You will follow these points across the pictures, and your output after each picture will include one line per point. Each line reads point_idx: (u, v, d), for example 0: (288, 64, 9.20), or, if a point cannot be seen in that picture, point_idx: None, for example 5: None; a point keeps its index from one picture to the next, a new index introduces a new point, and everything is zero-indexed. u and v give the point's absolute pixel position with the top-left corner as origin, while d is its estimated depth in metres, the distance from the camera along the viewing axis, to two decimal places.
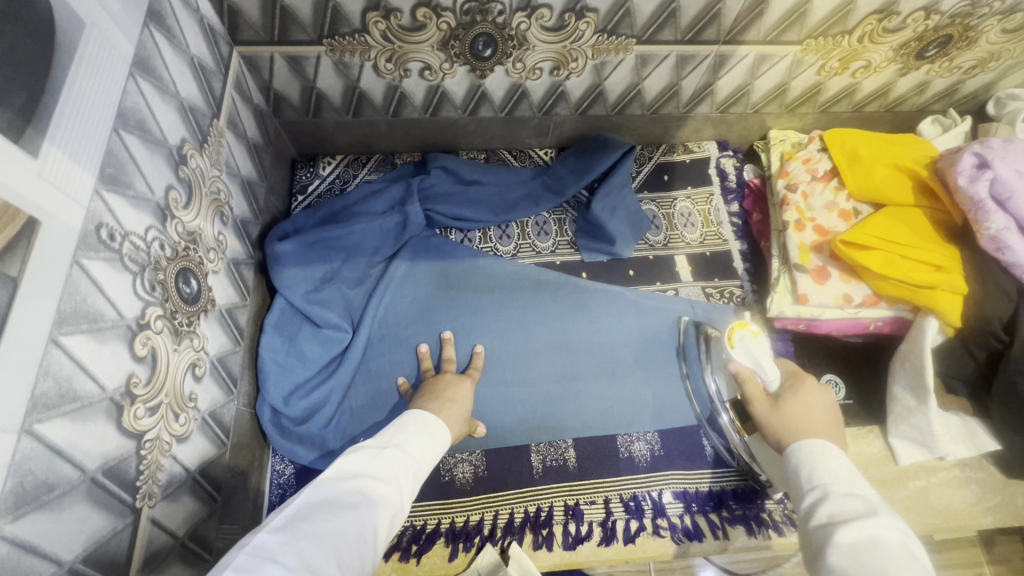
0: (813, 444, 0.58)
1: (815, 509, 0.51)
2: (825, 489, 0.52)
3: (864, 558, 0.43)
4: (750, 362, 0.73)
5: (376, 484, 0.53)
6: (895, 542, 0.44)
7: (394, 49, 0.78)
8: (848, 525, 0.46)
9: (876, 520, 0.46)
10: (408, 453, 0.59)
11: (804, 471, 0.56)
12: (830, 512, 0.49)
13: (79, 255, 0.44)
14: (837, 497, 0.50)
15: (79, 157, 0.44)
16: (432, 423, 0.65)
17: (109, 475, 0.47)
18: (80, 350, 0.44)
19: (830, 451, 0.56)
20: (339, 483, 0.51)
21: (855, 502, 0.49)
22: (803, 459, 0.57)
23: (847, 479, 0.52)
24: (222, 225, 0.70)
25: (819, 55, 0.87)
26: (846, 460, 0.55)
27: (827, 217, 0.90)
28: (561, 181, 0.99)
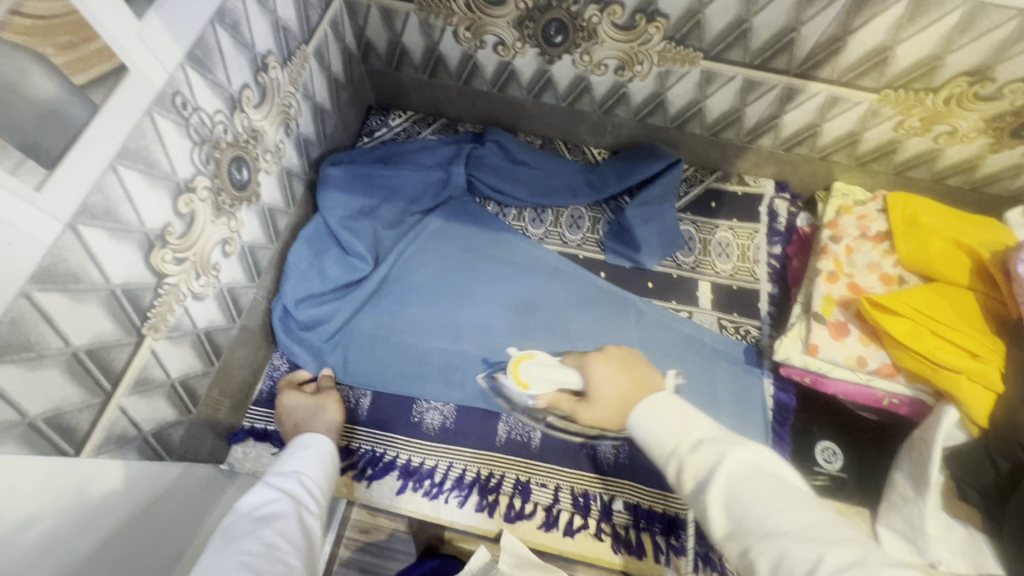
0: (645, 401, 0.58)
1: (680, 478, 0.52)
2: (676, 452, 0.53)
3: (742, 522, 0.46)
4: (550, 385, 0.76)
5: (268, 509, 0.56)
6: (749, 476, 0.48)
7: (474, 19, 0.86)
8: (712, 488, 0.48)
9: (722, 462, 0.49)
10: (293, 475, 0.62)
11: (652, 435, 0.56)
12: (694, 475, 0.50)
13: (152, 109, 0.54)
14: (689, 456, 0.52)
15: (175, 33, 0.54)
16: (312, 440, 0.69)
17: (127, 294, 0.56)
18: (132, 184, 0.53)
19: (658, 397, 0.57)
20: (223, 530, 0.52)
21: (703, 451, 0.51)
22: (644, 424, 0.56)
23: (679, 423, 0.54)
24: (285, 134, 0.80)
25: (898, 109, 0.83)
26: (669, 397, 0.58)
27: (867, 276, 0.85)
28: (604, 180, 1.02)
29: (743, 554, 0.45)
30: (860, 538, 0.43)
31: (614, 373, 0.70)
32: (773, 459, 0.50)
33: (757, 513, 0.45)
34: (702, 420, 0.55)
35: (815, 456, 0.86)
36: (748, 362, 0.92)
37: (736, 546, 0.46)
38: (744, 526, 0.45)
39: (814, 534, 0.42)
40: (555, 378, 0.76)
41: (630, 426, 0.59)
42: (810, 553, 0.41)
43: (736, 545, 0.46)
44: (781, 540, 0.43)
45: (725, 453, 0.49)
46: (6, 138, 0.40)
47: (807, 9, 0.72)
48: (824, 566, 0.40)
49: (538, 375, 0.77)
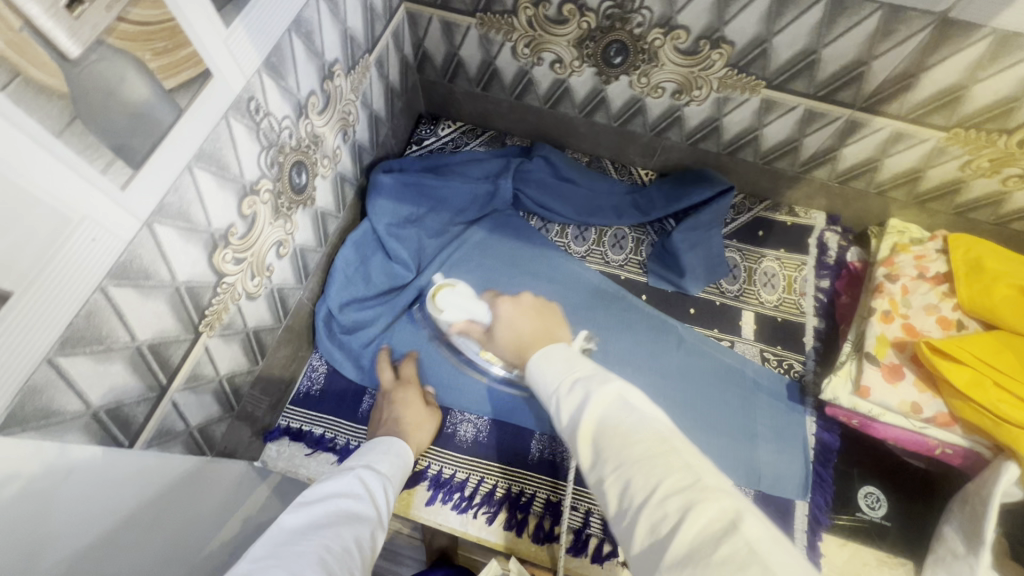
0: (542, 352, 0.61)
1: (557, 414, 0.53)
2: (558, 393, 0.55)
3: (602, 452, 0.47)
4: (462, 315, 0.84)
5: (349, 503, 0.58)
6: (613, 409, 0.49)
7: (534, 36, 0.86)
8: (580, 425, 0.49)
9: (595, 400, 0.50)
10: (378, 475, 0.65)
11: (542, 380, 0.58)
12: (568, 412, 0.52)
13: (229, 113, 0.55)
14: (565, 396, 0.54)
15: (256, 41, 0.55)
16: (397, 446, 0.72)
17: (189, 292, 0.57)
18: (204, 185, 0.54)
19: (548, 349, 0.60)
20: (308, 508, 0.55)
21: (579, 391, 0.52)
22: (537, 371, 0.59)
23: (566, 369, 0.57)
24: (342, 141, 0.81)
25: (966, 148, 0.80)
26: (563, 346, 0.60)
27: (924, 319, 0.82)
28: (651, 202, 1.01)
29: (599, 484, 0.46)
30: (714, 471, 0.43)
31: (522, 317, 0.77)
32: (643, 396, 0.50)
33: (615, 444, 0.46)
34: (589, 366, 0.57)
35: (857, 501, 0.83)
36: (791, 398, 0.90)
37: (595, 476, 0.47)
38: (601, 454, 0.47)
39: (654, 457, 0.43)
40: (467, 309, 0.84)
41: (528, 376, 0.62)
42: (652, 478, 0.42)
43: (594, 476, 0.47)
44: (628, 467, 0.44)
45: (594, 390, 0.51)
46: (102, 138, 0.41)
47: (881, 43, 0.70)
48: (658, 492, 0.41)
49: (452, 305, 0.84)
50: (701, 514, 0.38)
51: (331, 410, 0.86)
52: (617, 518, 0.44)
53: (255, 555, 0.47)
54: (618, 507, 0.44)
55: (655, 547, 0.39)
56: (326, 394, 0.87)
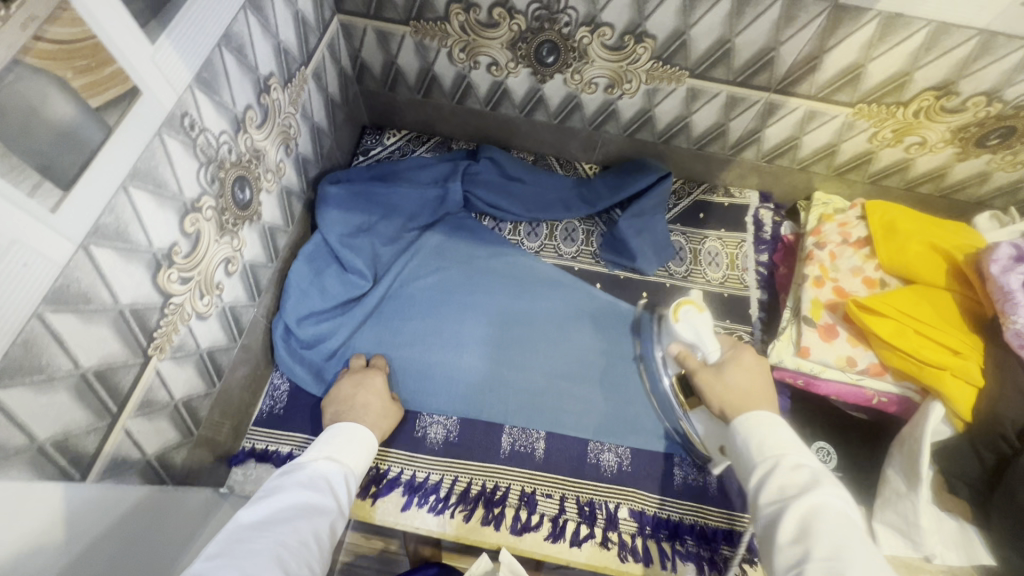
0: (753, 414, 0.65)
1: (766, 483, 0.57)
2: (777, 463, 0.58)
3: (812, 540, 0.50)
4: (693, 338, 0.81)
5: (310, 495, 0.59)
6: (838, 517, 0.51)
7: (468, 41, 0.88)
8: (797, 506, 0.53)
9: (820, 491, 0.53)
10: (339, 463, 0.66)
11: (754, 441, 0.62)
12: (780, 487, 0.56)
13: (163, 130, 0.54)
14: (787, 469, 0.57)
15: (185, 57, 0.55)
16: (359, 430, 0.72)
17: (134, 314, 0.55)
18: (142, 204, 0.53)
19: (763, 414, 0.64)
20: (268, 501, 0.57)
21: (802, 473, 0.56)
22: (741, 432, 0.64)
23: (791, 448, 0.60)
24: (285, 154, 0.80)
25: (871, 122, 0.88)
26: (789, 428, 0.62)
27: (851, 280, 0.88)
28: (597, 193, 1.04)
29: (796, 563, 0.50)
30: None
31: (756, 374, 0.72)
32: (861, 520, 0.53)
33: (833, 537, 0.49)
34: (809, 460, 0.59)
35: None
36: None
37: (790, 557, 0.50)
38: (811, 536, 0.50)
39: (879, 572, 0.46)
40: (703, 337, 0.80)
41: (733, 424, 0.66)
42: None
43: (793, 555, 0.50)
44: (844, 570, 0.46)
45: (824, 485, 0.54)
46: (27, 159, 0.40)
47: (786, 29, 0.75)
48: None
49: (691, 324, 0.82)
50: None
51: (296, 426, 0.85)
52: None
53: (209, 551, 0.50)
54: None
55: None
56: (290, 411, 0.86)
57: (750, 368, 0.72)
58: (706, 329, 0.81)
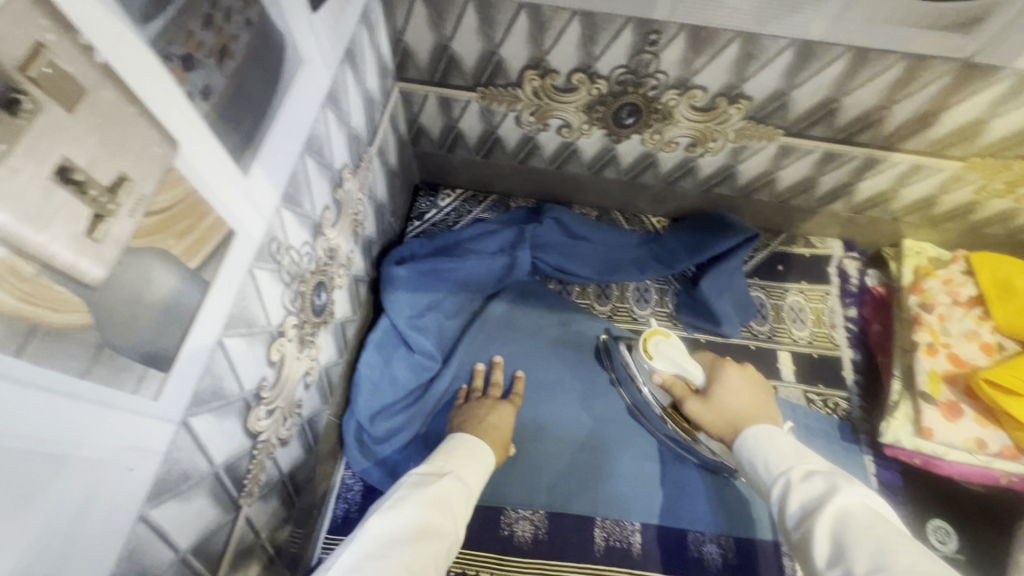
0: (753, 430, 0.62)
1: (786, 501, 0.51)
2: (787, 478, 0.53)
3: (847, 549, 0.43)
4: (671, 368, 0.78)
5: (434, 514, 0.56)
6: (866, 517, 0.45)
7: (540, 105, 0.81)
8: (819, 515, 0.47)
9: (840, 494, 0.47)
10: (463, 481, 0.64)
11: (765, 460, 0.57)
12: (799, 501, 0.50)
13: (253, 265, 0.48)
14: (801, 482, 0.52)
15: (273, 179, 0.49)
16: (477, 446, 0.71)
17: (227, 470, 0.49)
18: (235, 353, 0.47)
19: (768, 429, 0.60)
20: (398, 511, 0.55)
21: (817, 482, 0.50)
22: (749, 455, 0.60)
23: (797, 458, 0.55)
24: (354, 243, 0.74)
25: (982, 175, 0.81)
26: (789, 437, 0.59)
27: (966, 346, 0.81)
28: (672, 254, 0.98)
29: None
30: None
31: (744, 392, 0.70)
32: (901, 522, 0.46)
33: (869, 543, 0.42)
34: (821, 465, 0.54)
35: (930, 538, 0.81)
36: (844, 439, 0.88)
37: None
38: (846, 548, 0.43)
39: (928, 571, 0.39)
40: (682, 364, 0.77)
41: (738, 448, 0.62)
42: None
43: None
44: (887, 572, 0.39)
45: (840, 486, 0.48)
46: (132, 354, 0.34)
47: (903, 89, 0.69)
48: None
49: (665, 354, 0.78)
50: None
51: None
52: None
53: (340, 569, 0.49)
54: None
55: None
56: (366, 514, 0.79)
57: (734, 386, 0.71)
58: (683, 354, 0.78)
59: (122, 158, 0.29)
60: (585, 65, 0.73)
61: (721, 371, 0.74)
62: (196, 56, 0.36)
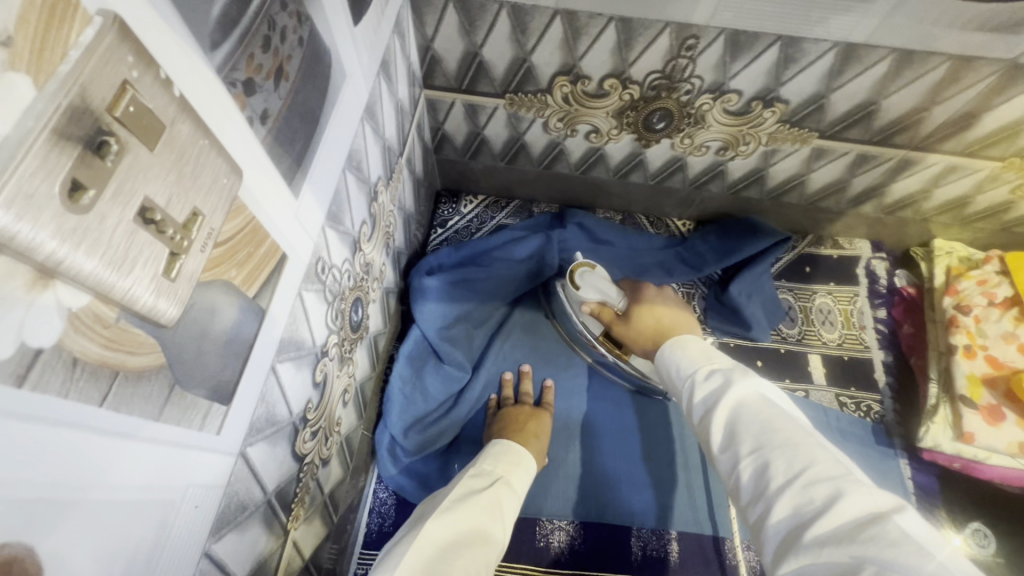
0: (671, 342, 0.61)
1: (691, 400, 0.53)
2: (693, 381, 0.54)
3: (737, 433, 0.46)
4: (597, 296, 0.78)
5: (489, 523, 0.56)
6: (757, 404, 0.47)
7: (568, 111, 0.80)
8: (717, 410, 0.49)
9: (736, 387, 0.49)
10: (513, 487, 0.64)
11: (676, 365, 0.58)
12: (703, 397, 0.51)
13: (302, 287, 0.47)
14: (703, 381, 0.53)
15: (319, 198, 0.48)
16: (517, 448, 0.72)
17: (278, 497, 0.48)
18: (286, 377, 0.46)
19: (680, 337, 0.61)
20: (451, 515, 0.55)
21: (716, 379, 0.52)
22: (666, 361, 0.60)
23: (705, 359, 0.56)
24: (386, 255, 0.74)
25: (1019, 174, 0.79)
26: (698, 338, 0.60)
27: (1005, 348, 0.80)
28: (700, 257, 0.97)
29: (732, 469, 0.45)
30: (857, 471, 0.41)
31: (662, 308, 0.72)
32: (788, 403, 0.49)
33: (757, 428, 0.45)
34: (722, 361, 0.55)
35: (969, 540, 0.81)
36: (879, 442, 0.87)
37: (726, 459, 0.46)
38: (736, 435, 0.46)
39: (798, 446, 0.42)
40: (607, 291, 0.77)
41: (658, 359, 0.62)
42: (796, 463, 0.41)
43: (728, 461, 0.46)
44: (768, 450, 0.43)
45: (734, 379, 0.50)
46: (199, 390, 0.33)
47: (944, 90, 0.67)
48: (803, 478, 0.40)
49: (591, 284, 0.78)
50: (849, 502, 0.37)
51: None
52: (751, 500, 0.43)
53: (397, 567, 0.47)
54: (756, 494, 0.42)
55: (799, 529, 0.37)
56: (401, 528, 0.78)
57: (654, 305, 0.73)
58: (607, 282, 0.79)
59: (195, 193, 0.28)
60: (618, 71, 0.72)
61: (640, 292, 0.76)
62: (256, 80, 0.34)
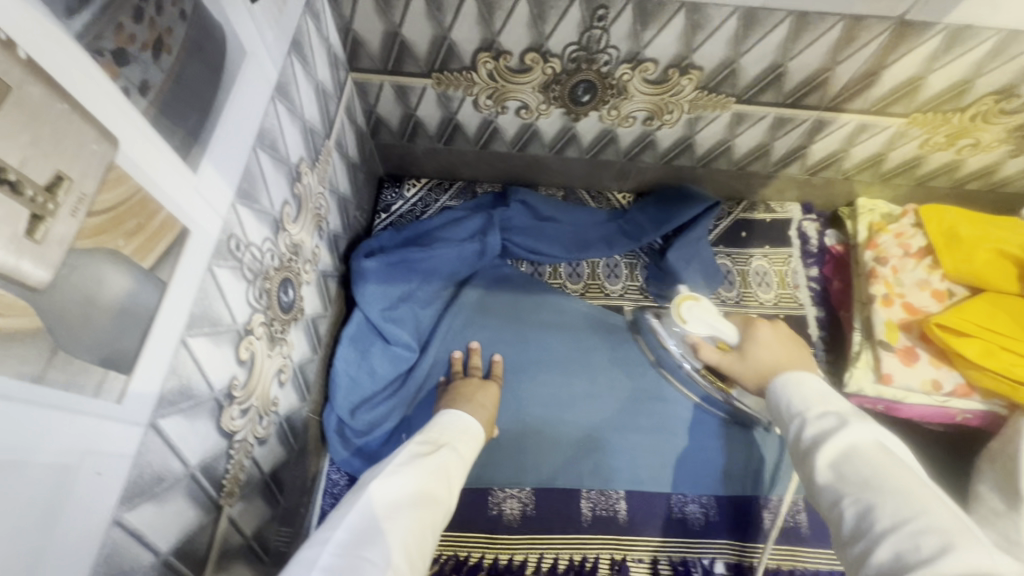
0: (783, 374, 0.63)
1: (798, 434, 0.55)
2: (806, 413, 0.56)
3: (846, 474, 0.49)
4: (705, 329, 0.77)
5: (434, 486, 0.57)
6: (872, 450, 0.50)
7: (496, 87, 0.81)
8: (826, 443, 0.51)
9: (849, 429, 0.52)
10: (459, 453, 0.65)
11: (786, 399, 0.59)
12: (814, 430, 0.54)
13: (212, 263, 0.47)
14: (814, 417, 0.55)
15: (225, 174, 0.48)
16: (469, 423, 0.71)
17: (204, 471, 0.49)
18: (201, 352, 0.47)
19: (798, 374, 0.61)
20: (397, 478, 0.55)
21: (830, 418, 0.54)
22: (774, 392, 0.61)
23: (818, 400, 0.57)
24: (319, 238, 0.74)
25: (924, 129, 0.84)
26: (818, 380, 0.60)
27: (919, 295, 0.85)
28: (639, 228, 0.99)
29: (834, 504, 0.48)
30: (971, 528, 0.42)
31: (777, 346, 0.70)
32: (899, 452, 0.51)
33: (866, 475, 0.47)
34: (839, 405, 0.56)
35: None
36: None
37: (828, 495, 0.49)
38: (843, 476, 0.49)
39: (907, 495, 0.44)
40: (712, 325, 0.76)
41: (767, 393, 0.63)
42: (904, 511, 0.43)
43: (829, 497, 0.49)
44: (877, 494, 0.46)
45: (849, 422, 0.52)
46: (90, 357, 0.34)
47: (843, 50, 0.71)
48: (913, 525, 0.42)
49: (700, 319, 0.77)
50: (957, 555, 0.39)
51: None
52: (850, 539, 0.45)
53: (340, 525, 0.48)
54: (856, 531, 0.45)
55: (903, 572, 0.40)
56: None
57: (766, 342, 0.71)
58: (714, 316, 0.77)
59: (55, 156, 0.29)
60: (537, 44, 0.73)
61: (753, 328, 0.73)
62: (129, 50, 0.35)
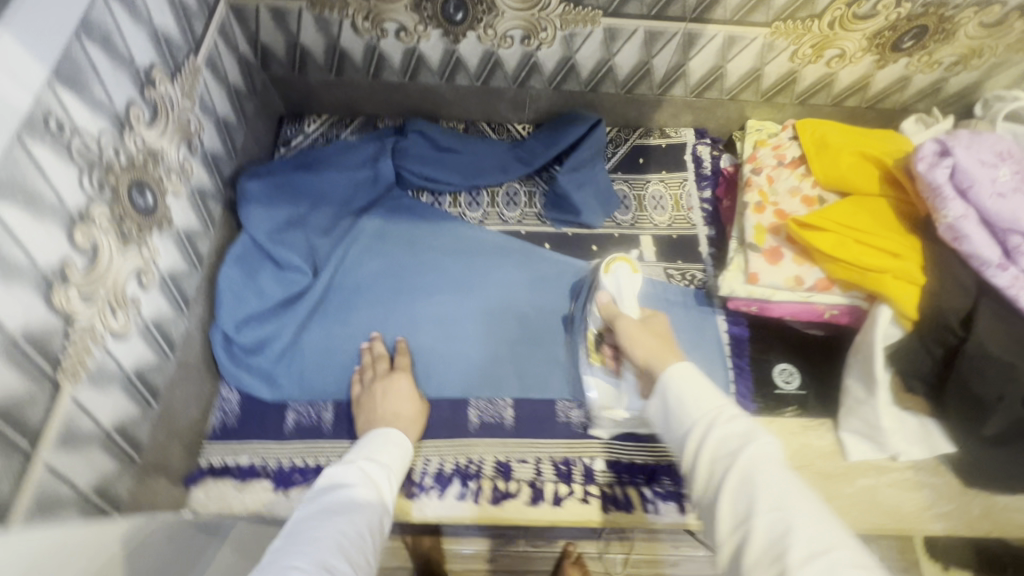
0: (678, 369, 0.58)
1: (706, 440, 0.51)
2: (709, 421, 0.52)
3: (756, 489, 0.45)
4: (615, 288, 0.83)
5: (358, 494, 0.57)
6: (777, 463, 0.47)
7: (369, 7, 0.85)
8: (739, 464, 0.47)
9: (759, 440, 0.48)
10: (380, 462, 0.65)
11: (685, 399, 0.55)
12: (720, 442, 0.50)
13: (22, 134, 0.49)
14: (721, 424, 0.51)
15: (33, 49, 0.49)
16: (390, 436, 0.72)
17: (32, 341, 0.51)
18: (12, 220, 0.48)
19: (694, 371, 0.57)
20: (318, 501, 0.55)
21: (736, 425, 0.51)
22: (675, 388, 0.56)
23: (720, 399, 0.54)
24: (188, 153, 0.75)
25: (789, 40, 0.88)
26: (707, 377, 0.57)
27: (790, 201, 0.89)
28: (533, 153, 1.02)
29: (740, 523, 0.45)
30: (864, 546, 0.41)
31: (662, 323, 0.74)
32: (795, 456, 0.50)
33: (777, 490, 0.45)
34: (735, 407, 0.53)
35: (775, 379, 0.90)
36: (699, 303, 0.95)
37: (737, 517, 0.45)
38: (755, 496, 0.45)
39: (822, 520, 0.42)
40: (625, 293, 0.82)
41: (659, 384, 0.58)
42: (820, 539, 0.41)
43: (735, 517, 0.45)
44: (791, 515, 0.43)
45: (762, 435, 0.49)
46: None
47: None
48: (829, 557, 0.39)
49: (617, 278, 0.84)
50: None
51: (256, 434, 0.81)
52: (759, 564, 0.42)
53: (267, 557, 0.48)
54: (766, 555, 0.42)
55: None
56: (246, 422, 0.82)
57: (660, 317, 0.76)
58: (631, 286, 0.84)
59: None
60: None
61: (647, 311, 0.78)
62: None
